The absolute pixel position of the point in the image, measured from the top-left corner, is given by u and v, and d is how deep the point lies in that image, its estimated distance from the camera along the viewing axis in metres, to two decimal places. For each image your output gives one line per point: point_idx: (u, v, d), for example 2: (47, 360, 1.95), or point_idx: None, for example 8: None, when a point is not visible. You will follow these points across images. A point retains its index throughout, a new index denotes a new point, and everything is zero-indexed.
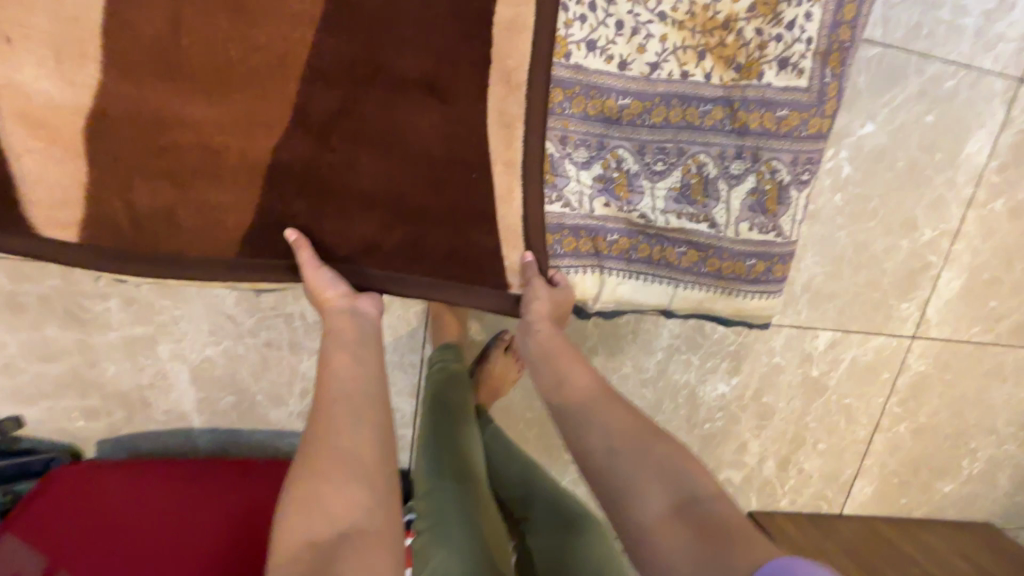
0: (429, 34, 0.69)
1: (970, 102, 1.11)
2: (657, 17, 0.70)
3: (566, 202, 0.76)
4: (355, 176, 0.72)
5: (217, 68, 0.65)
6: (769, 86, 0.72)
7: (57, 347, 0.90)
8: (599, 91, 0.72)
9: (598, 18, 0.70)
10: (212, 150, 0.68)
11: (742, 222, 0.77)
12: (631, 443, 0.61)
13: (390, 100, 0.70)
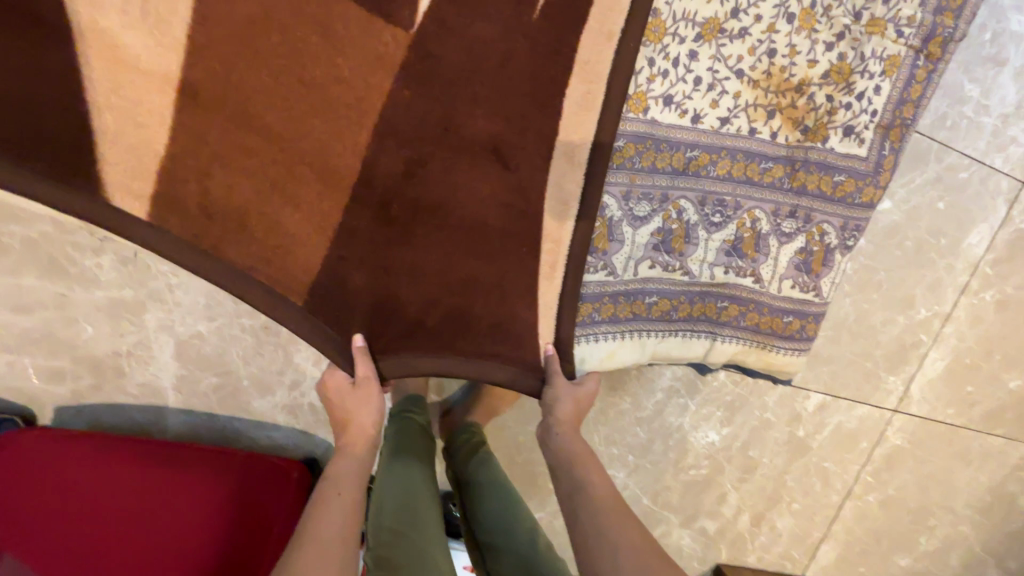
0: (505, 98, 0.70)
1: (979, 195, 1.17)
2: (736, 75, 0.71)
3: (610, 269, 0.74)
4: (410, 218, 0.70)
5: (309, 93, 0.65)
6: (832, 151, 0.74)
7: (33, 298, 0.82)
8: (667, 144, 0.72)
9: (677, 72, 0.71)
10: (271, 171, 0.65)
11: (787, 280, 0.76)
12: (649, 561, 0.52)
13: (457, 139, 0.70)
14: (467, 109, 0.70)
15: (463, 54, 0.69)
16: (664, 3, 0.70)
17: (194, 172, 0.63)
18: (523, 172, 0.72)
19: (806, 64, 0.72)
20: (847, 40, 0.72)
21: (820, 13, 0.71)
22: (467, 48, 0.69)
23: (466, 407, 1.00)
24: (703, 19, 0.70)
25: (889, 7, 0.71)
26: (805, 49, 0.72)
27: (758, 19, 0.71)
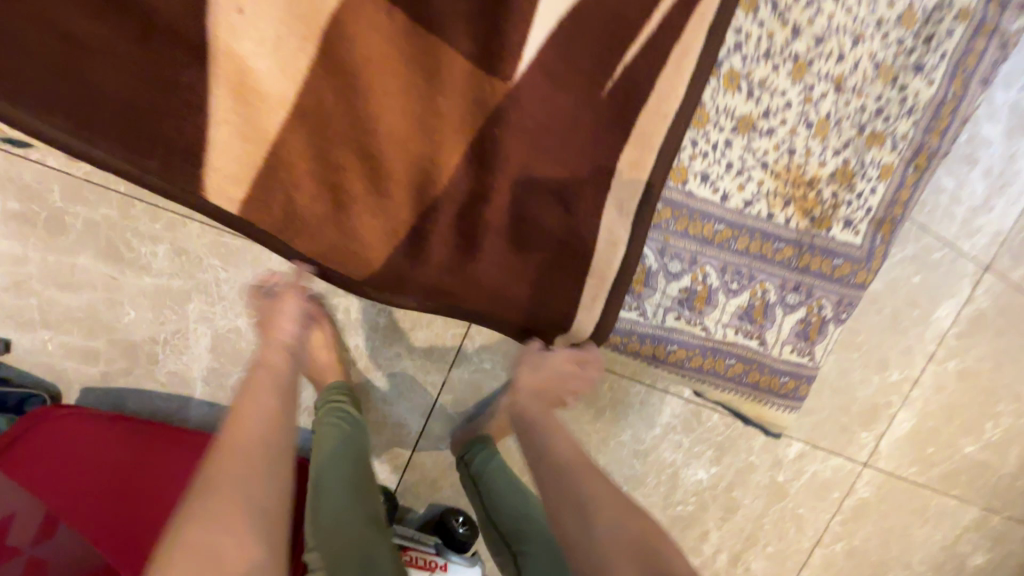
0: (575, 131, 0.65)
1: (949, 274, 1.31)
2: (760, 166, 0.74)
3: (642, 312, 0.73)
4: (478, 231, 0.63)
5: (394, 97, 0.58)
6: (833, 239, 0.78)
7: (83, 278, 0.83)
8: (695, 216, 0.73)
9: (712, 156, 0.72)
10: (351, 181, 0.58)
11: (787, 345, 0.80)
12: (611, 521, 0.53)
13: (542, 168, 0.64)
14: (543, 137, 0.64)
15: (546, 83, 0.62)
16: (709, 96, 0.70)
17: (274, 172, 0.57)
18: (597, 209, 0.67)
19: (817, 163, 0.75)
20: (851, 148, 0.75)
21: (835, 122, 0.74)
22: (549, 83, 0.62)
23: (470, 432, 1.04)
24: (739, 114, 0.71)
25: (891, 122, 0.74)
26: (817, 151, 0.74)
27: (784, 119, 0.72)
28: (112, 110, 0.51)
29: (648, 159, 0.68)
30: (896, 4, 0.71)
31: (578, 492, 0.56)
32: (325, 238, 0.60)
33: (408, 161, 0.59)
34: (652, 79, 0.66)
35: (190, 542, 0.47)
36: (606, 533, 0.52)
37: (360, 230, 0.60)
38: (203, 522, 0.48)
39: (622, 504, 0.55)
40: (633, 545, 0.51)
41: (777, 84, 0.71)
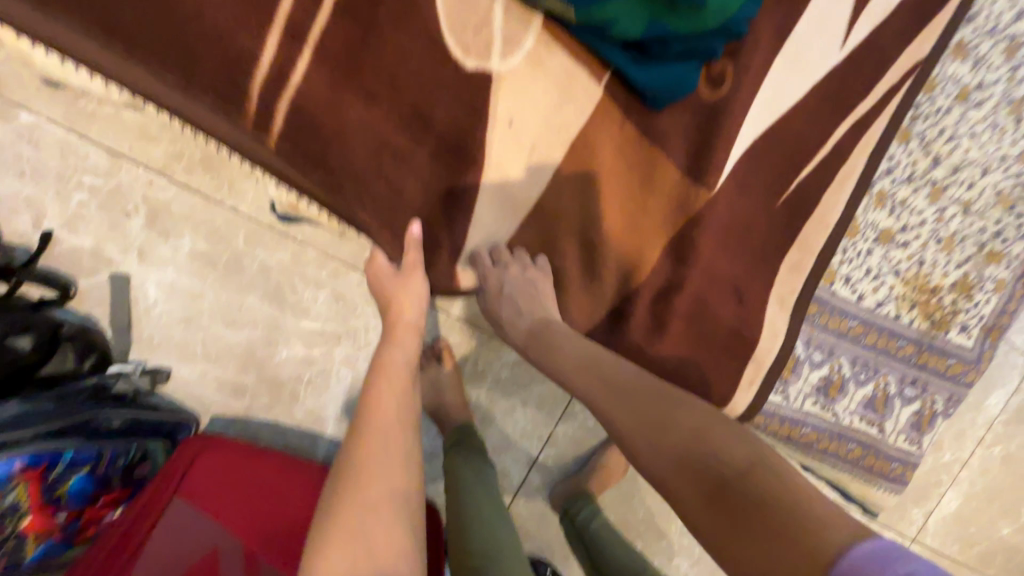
0: (752, 234, 0.73)
1: (1000, 365, 1.41)
2: (893, 272, 0.82)
3: (787, 395, 0.80)
4: (665, 317, 0.70)
5: (615, 199, 0.66)
6: (949, 341, 0.86)
7: (248, 316, 0.86)
8: (835, 312, 0.81)
9: (854, 261, 0.80)
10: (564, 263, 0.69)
11: (902, 434, 0.86)
12: (654, 419, 0.52)
13: (724, 263, 0.72)
14: (727, 237, 0.72)
15: (735, 192, 0.71)
16: (862, 213, 0.79)
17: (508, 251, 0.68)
18: (762, 301, 0.74)
19: (941, 274, 0.84)
20: (971, 263, 0.84)
21: (960, 239, 0.83)
22: (738, 193, 0.71)
23: (569, 486, 0.99)
24: (881, 227, 0.80)
25: (1007, 243, 0.84)
26: (942, 263, 0.83)
27: (918, 233, 0.82)
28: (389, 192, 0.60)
29: (807, 262, 0.76)
30: (1019, 143, 0.81)
31: (602, 414, 0.56)
32: (520, 302, 0.65)
33: (618, 250, 0.68)
34: (820, 192, 0.75)
35: (337, 549, 0.45)
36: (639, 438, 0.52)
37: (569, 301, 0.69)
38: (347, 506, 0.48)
39: (652, 415, 0.52)
40: (676, 450, 0.49)
41: (915, 204, 0.80)
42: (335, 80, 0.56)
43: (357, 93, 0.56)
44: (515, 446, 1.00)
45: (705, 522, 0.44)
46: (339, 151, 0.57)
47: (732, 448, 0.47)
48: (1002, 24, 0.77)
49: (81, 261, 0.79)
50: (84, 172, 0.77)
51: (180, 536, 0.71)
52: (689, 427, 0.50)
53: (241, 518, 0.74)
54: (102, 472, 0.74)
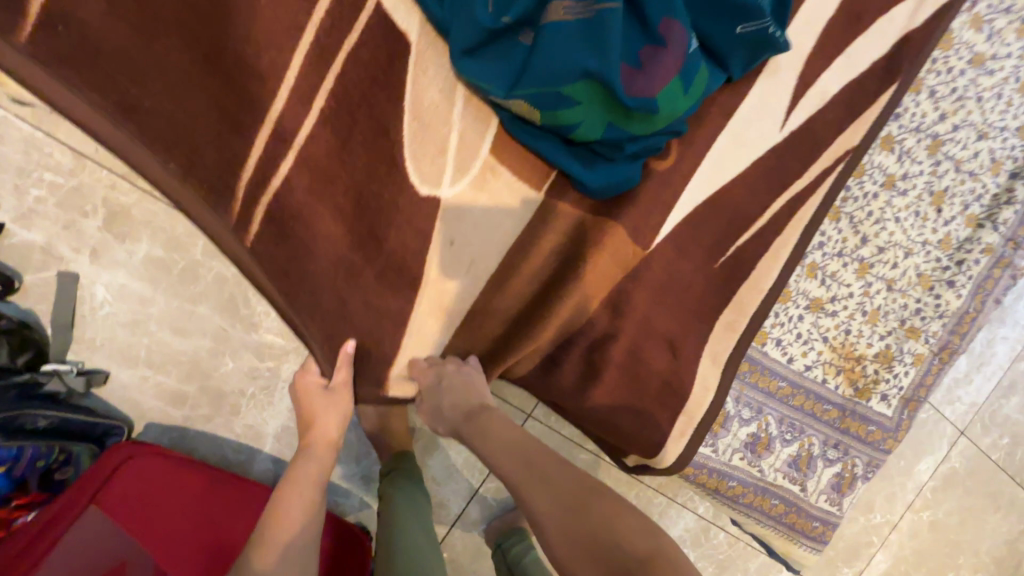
0: (689, 294, 0.78)
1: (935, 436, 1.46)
2: (821, 339, 0.88)
3: (716, 448, 0.84)
4: (602, 364, 0.74)
5: (562, 249, 0.70)
6: (870, 408, 0.91)
7: (196, 325, 0.86)
8: (765, 371, 0.86)
9: (786, 326, 0.86)
10: (509, 308, 0.71)
11: (823, 494, 0.90)
12: (564, 506, 0.56)
13: (660, 317, 0.76)
14: (665, 294, 0.76)
15: (675, 253, 0.76)
16: (795, 281, 0.84)
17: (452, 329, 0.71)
18: (695, 356, 0.79)
19: (865, 344, 0.90)
20: (893, 336, 0.90)
21: (883, 314, 0.89)
22: (677, 254, 0.76)
23: (505, 521, 0.99)
24: (812, 296, 0.86)
25: (925, 321, 0.90)
26: (866, 334, 0.89)
27: (846, 305, 0.87)
28: (347, 226, 0.65)
29: (739, 323, 0.81)
30: (939, 231, 0.89)
31: (527, 503, 0.58)
32: (455, 392, 0.68)
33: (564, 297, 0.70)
34: (755, 259, 0.80)
35: None
36: (557, 531, 0.55)
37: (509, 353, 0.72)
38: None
39: (567, 500, 0.57)
40: (585, 537, 0.53)
41: (845, 277, 0.87)
42: (311, 193, 0.63)
43: (320, 155, 0.63)
44: (456, 476, 1.00)
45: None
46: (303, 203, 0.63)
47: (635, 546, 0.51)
48: (925, 123, 0.85)
49: (31, 256, 0.79)
50: (44, 170, 0.77)
51: (97, 540, 0.69)
52: (600, 514, 0.55)
53: (161, 538, 0.72)
54: (19, 473, 0.72)
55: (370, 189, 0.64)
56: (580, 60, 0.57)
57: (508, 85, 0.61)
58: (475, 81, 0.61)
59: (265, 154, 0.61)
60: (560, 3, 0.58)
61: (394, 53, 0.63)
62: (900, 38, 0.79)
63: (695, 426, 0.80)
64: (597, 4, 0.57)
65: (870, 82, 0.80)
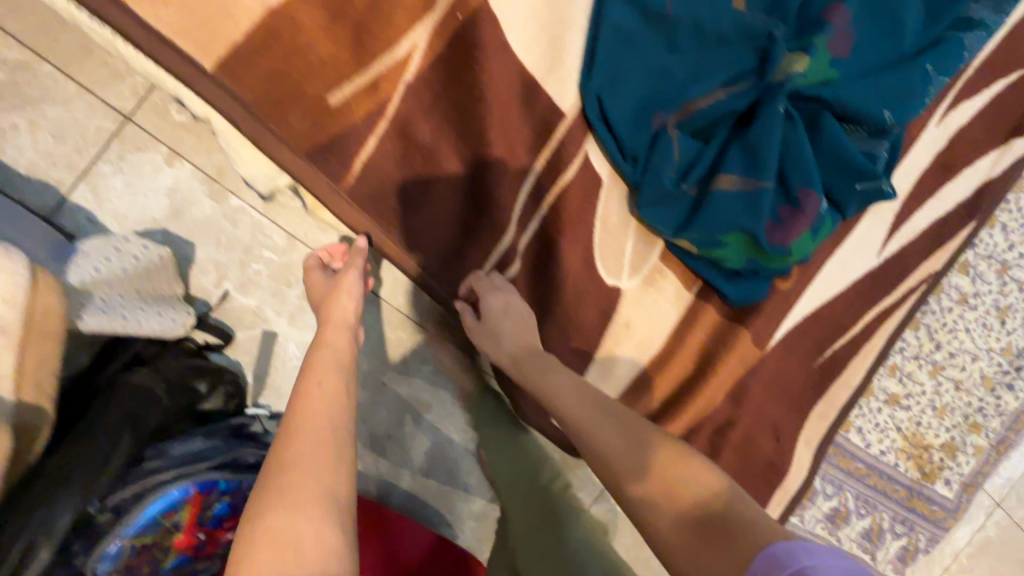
0: (792, 388, 0.93)
1: None
2: (896, 429, 1.01)
3: (801, 517, 0.98)
4: (722, 445, 0.88)
5: (698, 352, 0.86)
6: (934, 490, 1.04)
7: None
8: (846, 453, 1.00)
9: (867, 417, 1.00)
10: (655, 393, 0.85)
11: (890, 563, 1.03)
12: (629, 447, 0.58)
13: (767, 406, 0.91)
14: (773, 387, 0.91)
15: (784, 354, 0.90)
16: (878, 379, 0.99)
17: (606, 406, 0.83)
18: (793, 440, 0.93)
19: (934, 434, 1.03)
20: (958, 428, 1.03)
21: (951, 409, 1.03)
22: (786, 354, 0.90)
23: None
24: (890, 392, 1.00)
25: (986, 417, 1.04)
26: (935, 426, 1.02)
27: (919, 400, 1.01)
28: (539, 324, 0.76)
29: (829, 412, 0.96)
30: (1004, 341, 1.02)
31: (591, 441, 0.60)
32: (519, 323, 0.69)
33: (695, 389, 0.86)
34: (846, 360, 0.95)
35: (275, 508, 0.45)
36: (622, 462, 0.57)
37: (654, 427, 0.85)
38: (277, 494, 0.47)
39: (634, 443, 0.59)
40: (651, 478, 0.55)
41: (921, 377, 1.00)
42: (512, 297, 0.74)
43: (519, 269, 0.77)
44: None
45: (678, 535, 0.51)
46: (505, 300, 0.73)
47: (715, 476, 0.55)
48: (997, 251, 1.00)
49: (243, 317, 0.94)
50: (264, 249, 0.94)
51: None
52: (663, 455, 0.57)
53: None
54: (236, 502, 0.80)
55: (563, 294, 0.75)
56: (738, 221, 0.72)
57: (676, 228, 0.75)
58: (649, 222, 0.75)
59: None
60: (726, 175, 0.71)
61: None
62: (982, 184, 0.94)
63: (788, 499, 0.94)
64: (758, 180, 0.71)
65: (955, 217, 0.94)
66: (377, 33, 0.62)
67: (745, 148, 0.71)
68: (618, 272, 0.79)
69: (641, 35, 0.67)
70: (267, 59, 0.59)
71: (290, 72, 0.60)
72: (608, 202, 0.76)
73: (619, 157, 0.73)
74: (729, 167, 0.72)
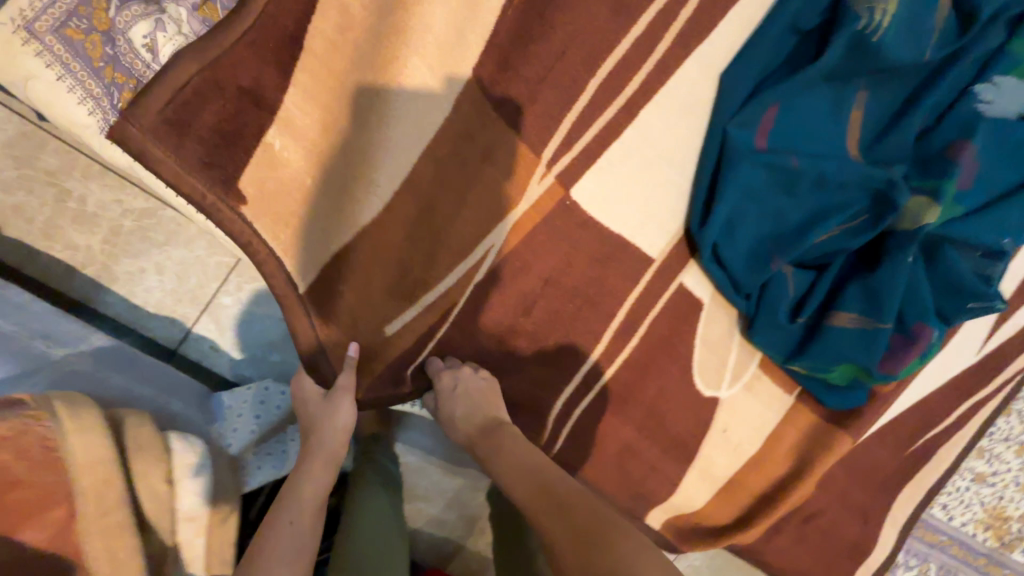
0: (880, 472, 0.95)
1: None
2: (979, 503, 1.05)
3: None
4: (807, 529, 0.91)
5: (795, 451, 0.86)
6: (1015, 558, 1.06)
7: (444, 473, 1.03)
8: (929, 528, 1.04)
9: (953, 494, 1.04)
10: (752, 491, 0.86)
11: None
12: (577, 539, 0.54)
13: (854, 494, 0.94)
14: (862, 474, 0.94)
15: (875, 445, 0.93)
16: (973, 461, 1.03)
17: (694, 502, 0.83)
18: (878, 520, 0.96)
19: (1017, 506, 1.05)
20: None
21: None
22: (877, 444, 0.93)
23: None
24: (978, 470, 1.04)
25: None
26: (1018, 499, 1.05)
27: (1005, 477, 1.04)
28: (646, 440, 0.78)
29: (915, 491, 0.98)
30: None
31: (539, 528, 0.57)
32: (472, 402, 0.67)
33: (789, 493, 0.85)
34: (934, 445, 0.98)
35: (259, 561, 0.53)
36: (570, 557, 0.53)
37: (734, 531, 0.85)
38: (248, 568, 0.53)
39: (581, 532, 0.54)
40: (594, 572, 0.50)
41: (1009, 456, 1.04)
42: (615, 416, 0.76)
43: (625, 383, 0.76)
44: None
45: None
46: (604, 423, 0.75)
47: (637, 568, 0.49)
48: None
49: None
50: None
51: None
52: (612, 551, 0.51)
53: None
54: None
55: (665, 408, 0.78)
56: (848, 355, 0.75)
57: (785, 355, 0.79)
58: (758, 346, 0.78)
59: (583, 398, 0.74)
60: (844, 312, 0.74)
61: (694, 305, 0.77)
62: None
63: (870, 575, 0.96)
64: (877, 320, 0.72)
65: None
66: (497, 201, 0.67)
67: (865, 289, 0.73)
68: (717, 385, 0.80)
69: (761, 188, 0.71)
70: (389, 240, 0.66)
71: (416, 248, 0.66)
72: (707, 323, 0.78)
73: (732, 293, 0.76)
74: (847, 306, 0.74)
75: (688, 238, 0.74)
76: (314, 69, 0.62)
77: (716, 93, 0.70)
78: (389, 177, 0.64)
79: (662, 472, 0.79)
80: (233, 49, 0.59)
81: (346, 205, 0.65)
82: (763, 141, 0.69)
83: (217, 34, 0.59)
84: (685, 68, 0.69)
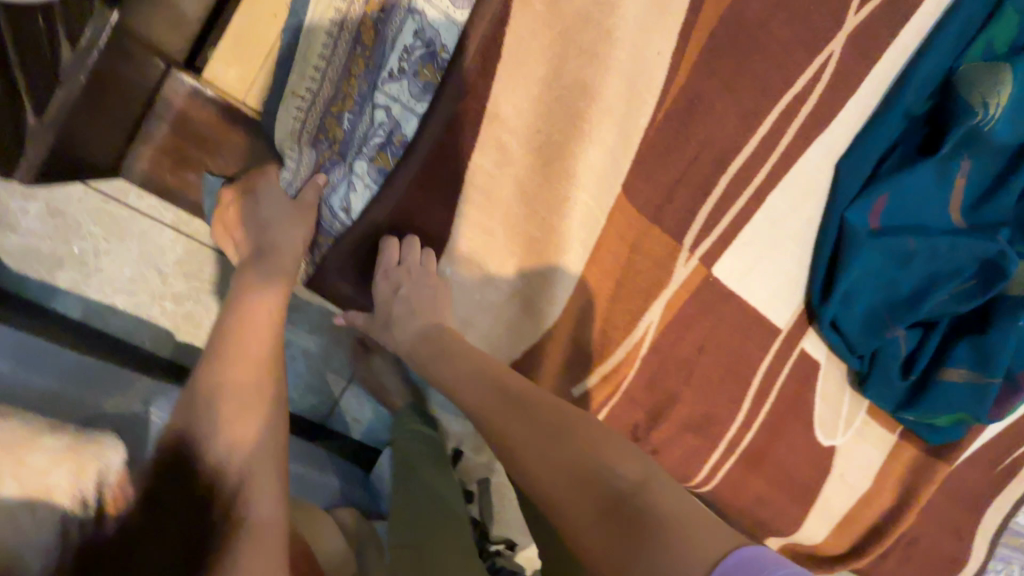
0: (973, 491, 1.03)
1: None
2: None
3: None
4: (911, 551, 0.99)
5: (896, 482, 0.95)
6: None
7: None
8: (1016, 534, 1.11)
9: None
10: (859, 521, 0.94)
11: None
12: (550, 432, 0.52)
13: (950, 513, 1.02)
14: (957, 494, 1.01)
15: (968, 468, 1.00)
16: None
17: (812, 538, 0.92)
18: (972, 534, 1.04)
19: None
20: None
21: None
22: (969, 466, 1.00)
23: None
24: None
25: None
26: None
27: None
28: (773, 489, 0.86)
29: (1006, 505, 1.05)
30: None
31: (508, 433, 0.54)
32: (424, 302, 0.61)
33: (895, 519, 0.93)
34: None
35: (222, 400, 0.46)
36: (548, 457, 0.50)
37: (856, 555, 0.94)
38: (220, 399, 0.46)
39: (557, 434, 0.52)
40: (573, 464, 0.49)
41: None
42: (747, 472, 0.83)
43: (754, 444, 0.83)
44: None
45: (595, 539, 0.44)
46: (737, 480, 0.83)
47: (685, 555, 0.39)
48: None
49: None
50: None
51: None
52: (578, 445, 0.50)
53: None
54: None
55: (786, 459, 0.86)
56: (962, 406, 0.82)
57: (895, 405, 0.86)
58: (872, 399, 0.86)
59: (720, 461, 0.81)
60: (953, 367, 0.81)
61: (810, 366, 0.84)
62: None
63: None
64: (985, 375, 0.80)
65: None
66: (646, 297, 0.72)
67: (973, 347, 0.80)
68: (833, 434, 0.88)
69: (877, 263, 0.77)
70: (547, 346, 0.69)
71: (573, 343, 0.71)
72: (824, 379, 0.86)
73: (847, 354, 0.83)
74: (954, 361, 0.81)
75: (809, 309, 0.81)
76: (479, 201, 0.63)
77: (833, 181, 0.76)
78: (559, 291, 0.67)
79: (787, 515, 0.87)
80: (409, 194, 0.61)
81: (526, 322, 0.69)
82: (878, 222, 0.76)
83: (392, 180, 0.59)
84: (806, 156, 0.74)
